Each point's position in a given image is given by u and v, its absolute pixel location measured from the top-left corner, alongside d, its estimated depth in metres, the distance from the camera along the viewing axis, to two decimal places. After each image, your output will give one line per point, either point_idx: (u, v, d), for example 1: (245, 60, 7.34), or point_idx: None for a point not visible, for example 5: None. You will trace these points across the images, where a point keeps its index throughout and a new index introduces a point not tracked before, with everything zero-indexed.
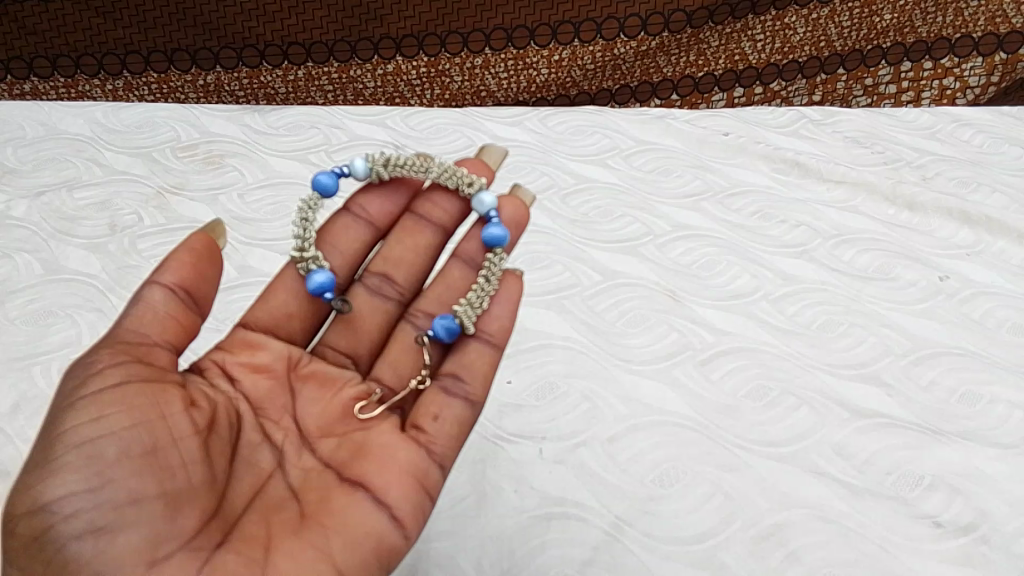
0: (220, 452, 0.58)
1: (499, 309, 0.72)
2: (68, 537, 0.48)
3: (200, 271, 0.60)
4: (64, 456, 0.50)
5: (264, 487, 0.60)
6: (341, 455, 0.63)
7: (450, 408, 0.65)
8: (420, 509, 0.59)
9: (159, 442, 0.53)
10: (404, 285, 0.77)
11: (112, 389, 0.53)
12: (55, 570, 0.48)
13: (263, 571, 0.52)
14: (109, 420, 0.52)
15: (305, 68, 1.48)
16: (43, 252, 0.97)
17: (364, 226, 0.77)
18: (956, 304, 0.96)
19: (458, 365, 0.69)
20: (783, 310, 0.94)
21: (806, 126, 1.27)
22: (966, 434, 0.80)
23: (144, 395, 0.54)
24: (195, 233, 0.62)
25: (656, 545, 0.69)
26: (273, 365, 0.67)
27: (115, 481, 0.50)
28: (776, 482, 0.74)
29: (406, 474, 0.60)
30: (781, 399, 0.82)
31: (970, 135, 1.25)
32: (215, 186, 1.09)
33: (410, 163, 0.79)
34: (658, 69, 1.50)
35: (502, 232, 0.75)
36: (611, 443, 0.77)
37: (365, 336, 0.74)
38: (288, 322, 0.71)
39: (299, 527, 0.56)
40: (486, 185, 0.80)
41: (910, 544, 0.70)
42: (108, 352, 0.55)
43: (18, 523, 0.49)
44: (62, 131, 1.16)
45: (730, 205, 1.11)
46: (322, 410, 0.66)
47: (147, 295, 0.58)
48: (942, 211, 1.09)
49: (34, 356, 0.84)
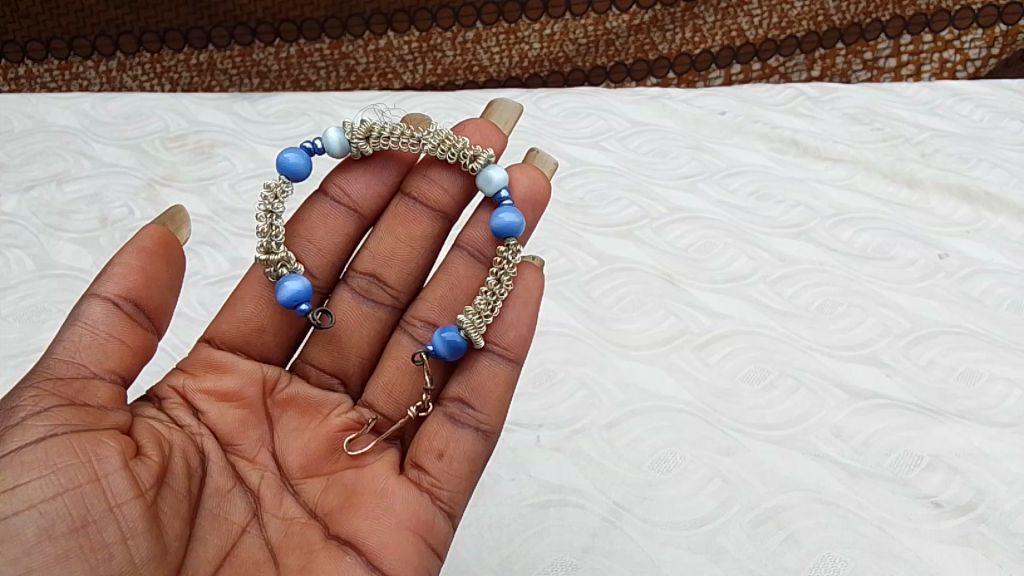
0: (172, 509, 0.55)
1: (512, 321, 0.69)
2: None
3: (146, 279, 0.59)
4: None
5: (235, 546, 0.58)
6: (329, 502, 0.62)
7: (458, 443, 0.64)
8: (420, 571, 0.58)
9: (90, 515, 0.50)
10: (396, 284, 0.76)
11: (35, 448, 0.51)
12: None
13: None
14: (28, 490, 0.49)
15: (297, 45, 1.49)
16: (33, 247, 0.95)
17: (348, 216, 0.76)
18: (955, 282, 0.95)
19: (467, 389, 0.67)
20: (781, 292, 0.93)
21: (804, 104, 1.25)
22: (964, 414, 0.79)
23: (72, 454, 0.51)
24: (145, 233, 0.61)
25: (654, 531, 0.69)
26: (245, 391, 0.65)
27: (40, 569, 0.48)
28: (774, 466, 0.73)
29: (405, 531, 0.59)
30: (779, 382, 0.81)
31: (970, 110, 1.23)
32: (205, 177, 1.08)
33: (398, 133, 0.76)
34: (653, 45, 1.50)
35: (512, 220, 0.73)
36: (609, 429, 0.77)
37: (354, 344, 0.74)
38: (260, 336, 0.70)
39: None
40: (493, 156, 0.77)
41: (908, 525, 0.69)
42: (34, 396, 0.54)
43: None
44: (50, 123, 1.15)
45: (726, 184, 1.10)
46: (304, 446, 0.65)
47: (88, 312, 0.57)
48: (941, 189, 1.08)
49: (27, 353, 0.83)
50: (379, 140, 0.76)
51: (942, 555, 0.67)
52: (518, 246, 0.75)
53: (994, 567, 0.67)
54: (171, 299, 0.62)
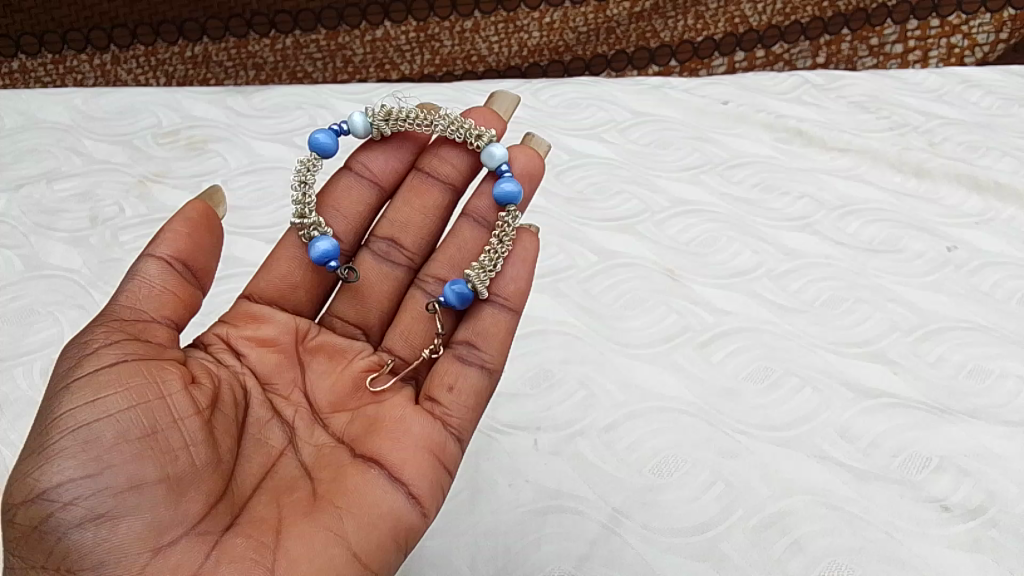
0: (224, 431, 0.56)
1: (513, 272, 0.69)
2: (70, 525, 0.48)
3: (196, 243, 0.60)
4: (60, 441, 0.49)
5: (275, 467, 0.58)
6: (354, 431, 0.62)
7: (466, 378, 0.63)
8: (437, 486, 0.57)
9: (158, 424, 0.51)
10: (413, 249, 0.76)
11: (106, 370, 0.52)
12: (59, 557, 0.48)
13: (274, 554, 0.50)
14: (104, 402, 0.51)
15: (292, 36, 1.49)
16: (23, 248, 0.93)
17: (370, 187, 0.76)
18: (964, 275, 0.93)
19: (474, 333, 0.66)
20: (785, 287, 0.91)
21: (809, 92, 1.25)
22: (975, 413, 0.77)
23: (141, 374, 0.53)
24: (190, 202, 0.61)
25: (654, 538, 0.66)
26: (280, 339, 0.66)
27: (114, 467, 0.49)
28: (779, 468, 0.71)
29: (422, 450, 0.58)
30: (783, 381, 0.79)
31: (979, 97, 1.22)
32: (198, 173, 1.06)
33: (413, 116, 0.77)
34: (655, 33, 1.50)
35: (514, 187, 0.74)
36: (609, 431, 0.74)
37: (375, 303, 0.73)
38: (293, 292, 0.71)
39: (312, 508, 0.54)
40: (496, 137, 0.78)
41: (917, 529, 0.67)
42: (103, 330, 0.55)
43: (18, 512, 0.48)
44: (42, 120, 1.13)
45: (729, 176, 1.08)
46: (333, 385, 0.66)
47: (143, 270, 0.58)
48: (950, 178, 1.06)
49: (15, 359, 0.79)
50: (398, 122, 0.77)
51: (952, 560, 0.65)
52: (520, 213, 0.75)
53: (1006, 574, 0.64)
54: (215, 264, 0.62)
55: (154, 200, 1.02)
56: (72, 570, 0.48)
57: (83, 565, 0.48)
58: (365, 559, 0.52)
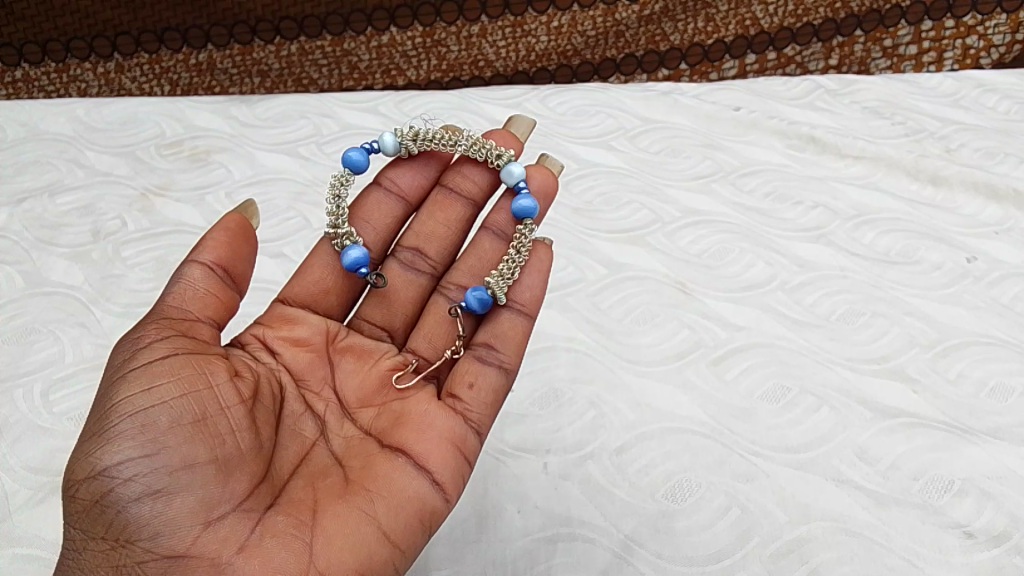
0: (265, 420, 0.59)
1: (529, 281, 0.72)
2: (128, 500, 0.51)
3: (236, 251, 0.63)
4: (119, 425, 0.53)
5: (309, 456, 0.61)
6: (380, 424, 0.64)
7: (486, 376, 0.66)
8: (459, 474, 0.60)
9: (208, 411, 0.55)
10: (437, 259, 0.79)
11: (159, 362, 0.56)
12: (118, 529, 0.51)
13: (312, 533, 0.53)
14: (159, 390, 0.54)
15: (297, 43, 1.48)
16: (24, 263, 0.92)
17: (397, 202, 0.80)
18: (984, 287, 0.91)
19: (492, 336, 0.69)
20: (800, 300, 0.89)
21: (822, 97, 1.23)
22: (997, 432, 0.75)
23: (192, 367, 0.56)
24: (227, 214, 0.65)
25: (667, 567, 0.64)
26: (312, 339, 0.69)
27: (169, 448, 0.52)
28: (796, 492, 0.69)
29: (444, 442, 0.60)
30: (799, 400, 0.77)
31: (996, 101, 1.21)
32: (201, 185, 1.05)
33: (438, 136, 0.81)
34: (665, 36, 1.48)
35: (531, 203, 0.77)
36: (620, 454, 0.72)
37: (400, 307, 0.76)
38: (325, 297, 0.74)
39: (345, 492, 0.57)
40: (514, 157, 0.81)
41: (939, 557, 0.65)
42: (154, 327, 0.59)
43: (80, 488, 0.52)
44: (44, 132, 1.12)
45: (741, 185, 1.06)
46: (361, 382, 0.68)
47: (187, 274, 0.61)
48: (967, 186, 1.04)
49: (14, 378, 0.78)
50: (424, 142, 0.81)
51: None
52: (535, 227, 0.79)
53: None
54: (251, 271, 0.66)
55: (157, 213, 1.00)
56: (129, 542, 0.51)
57: (140, 537, 0.51)
58: (394, 539, 0.55)
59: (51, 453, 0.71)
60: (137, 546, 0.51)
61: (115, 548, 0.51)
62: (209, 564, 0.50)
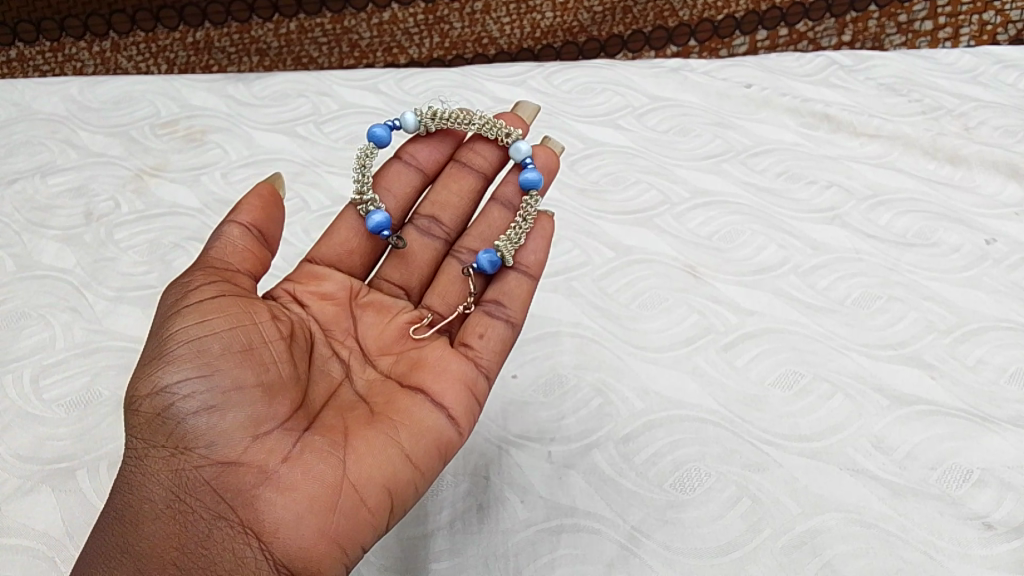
0: (300, 356, 0.63)
1: (534, 245, 0.74)
2: (187, 413, 0.56)
3: (269, 214, 0.67)
4: (177, 350, 0.57)
5: (338, 391, 0.64)
6: (400, 368, 0.67)
7: (495, 327, 0.68)
8: (472, 412, 0.63)
9: (253, 343, 0.59)
10: (451, 225, 0.80)
11: (209, 301, 0.60)
12: (177, 438, 0.56)
13: (343, 452, 0.57)
14: (210, 323, 0.59)
15: (296, 20, 1.48)
16: (15, 247, 0.90)
17: (414, 173, 0.81)
18: (1004, 271, 0.88)
19: (500, 292, 0.71)
20: (813, 284, 0.86)
21: (836, 73, 1.19)
22: (1018, 421, 0.72)
23: (237, 305, 0.61)
24: (260, 182, 0.69)
25: (676, 560, 0.61)
26: (337, 293, 0.72)
27: (222, 371, 0.57)
28: (809, 483, 0.66)
29: (459, 382, 0.64)
30: (813, 387, 0.74)
31: (1016, 78, 1.17)
32: (196, 166, 1.02)
33: (454, 116, 0.81)
34: (673, 12, 1.47)
35: (538, 175, 0.79)
36: (627, 443, 0.69)
37: (418, 269, 0.78)
38: (349, 258, 0.76)
39: (371, 421, 0.61)
40: (522, 135, 0.83)
41: (958, 550, 0.62)
42: (201, 273, 0.63)
43: (144, 402, 0.57)
44: (36, 111, 1.10)
45: (752, 165, 1.03)
46: (381, 332, 0.71)
47: (226, 232, 0.65)
48: (987, 166, 1.00)
49: (4, 364, 0.76)
50: (442, 121, 0.82)
51: None
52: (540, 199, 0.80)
53: None
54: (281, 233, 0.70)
55: (151, 194, 0.98)
56: (187, 450, 0.56)
57: (197, 446, 0.56)
58: (417, 464, 0.59)
59: (41, 441, 0.69)
60: (195, 453, 0.56)
61: (174, 455, 0.56)
62: (257, 471, 0.55)
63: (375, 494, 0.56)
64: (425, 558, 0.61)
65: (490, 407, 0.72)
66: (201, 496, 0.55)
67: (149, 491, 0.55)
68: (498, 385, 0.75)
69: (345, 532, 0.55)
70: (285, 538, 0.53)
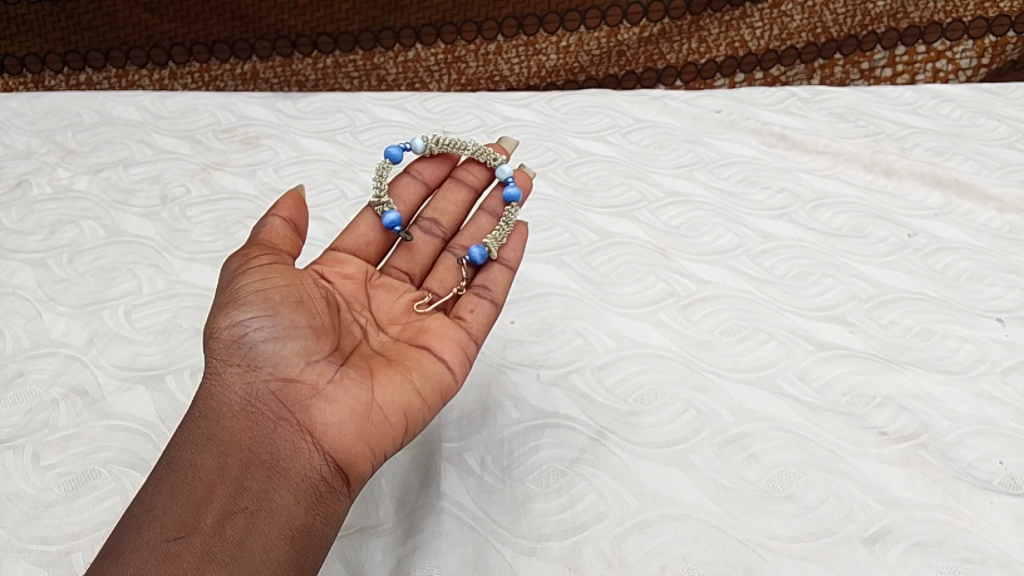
0: (334, 316, 0.79)
1: (514, 244, 0.94)
2: (257, 341, 0.71)
3: (301, 213, 0.82)
4: (247, 297, 0.73)
5: (361, 345, 0.80)
6: (406, 334, 0.83)
7: (482, 306, 0.85)
8: (463, 368, 0.79)
9: (302, 299, 0.75)
10: (447, 227, 0.99)
11: (268, 265, 0.76)
12: (247, 359, 0.70)
13: (371, 381, 0.73)
14: (271, 281, 0.74)
15: (332, 56, 1.71)
16: (104, 219, 1.08)
17: (420, 185, 1.01)
18: (921, 257, 1.06)
19: (486, 279, 0.90)
20: (761, 263, 1.04)
21: (795, 104, 1.39)
22: (917, 363, 0.89)
23: (289, 271, 0.76)
24: (289, 191, 0.83)
25: (635, 448, 0.78)
26: (356, 274, 0.89)
27: (281, 314, 0.72)
28: (743, 400, 0.83)
29: (456, 344, 0.80)
30: (752, 335, 0.92)
31: (949, 110, 1.37)
32: (251, 163, 1.22)
33: (455, 143, 1.03)
34: (662, 56, 1.70)
35: (518, 192, 1.00)
36: (600, 370, 0.87)
37: (421, 259, 0.96)
38: (367, 247, 0.94)
39: (389, 365, 0.76)
40: (506, 161, 1.04)
41: (857, 449, 0.79)
42: (256, 248, 0.78)
43: (221, 333, 0.71)
44: (116, 118, 1.30)
45: (718, 173, 1.22)
46: (391, 307, 0.87)
47: (270, 223, 0.80)
48: (916, 177, 1.19)
49: (102, 302, 0.94)
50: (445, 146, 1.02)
51: (886, 472, 0.77)
52: (518, 210, 1.00)
53: (929, 482, 0.76)
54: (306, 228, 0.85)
55: (214, 183, 1.17)
56: (254, 369, 0.70)
57: (265, 366, 0.70)
58: (426, 397, 0.74)
59: (134, 355, 0.87)
60: (261, 371, 0.70)
61: (245, 371, 0.70)
62: (311, 388, 0.70)
63: (397, 414, 0.71)
64: (439, 440, 0.78)
65: (492, 344, 0.90)
66: (267, 404, 0.69)
67: (225, 398, 0.69)
68: (498, 327, 0.92)
69: (376, 438, 0.70)
70: (333, 437, 0.68)
